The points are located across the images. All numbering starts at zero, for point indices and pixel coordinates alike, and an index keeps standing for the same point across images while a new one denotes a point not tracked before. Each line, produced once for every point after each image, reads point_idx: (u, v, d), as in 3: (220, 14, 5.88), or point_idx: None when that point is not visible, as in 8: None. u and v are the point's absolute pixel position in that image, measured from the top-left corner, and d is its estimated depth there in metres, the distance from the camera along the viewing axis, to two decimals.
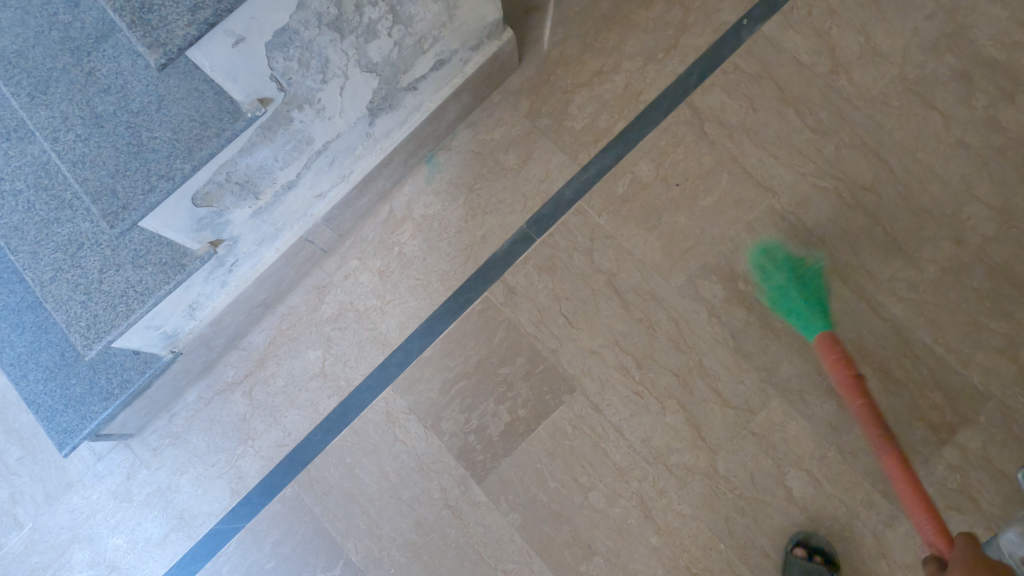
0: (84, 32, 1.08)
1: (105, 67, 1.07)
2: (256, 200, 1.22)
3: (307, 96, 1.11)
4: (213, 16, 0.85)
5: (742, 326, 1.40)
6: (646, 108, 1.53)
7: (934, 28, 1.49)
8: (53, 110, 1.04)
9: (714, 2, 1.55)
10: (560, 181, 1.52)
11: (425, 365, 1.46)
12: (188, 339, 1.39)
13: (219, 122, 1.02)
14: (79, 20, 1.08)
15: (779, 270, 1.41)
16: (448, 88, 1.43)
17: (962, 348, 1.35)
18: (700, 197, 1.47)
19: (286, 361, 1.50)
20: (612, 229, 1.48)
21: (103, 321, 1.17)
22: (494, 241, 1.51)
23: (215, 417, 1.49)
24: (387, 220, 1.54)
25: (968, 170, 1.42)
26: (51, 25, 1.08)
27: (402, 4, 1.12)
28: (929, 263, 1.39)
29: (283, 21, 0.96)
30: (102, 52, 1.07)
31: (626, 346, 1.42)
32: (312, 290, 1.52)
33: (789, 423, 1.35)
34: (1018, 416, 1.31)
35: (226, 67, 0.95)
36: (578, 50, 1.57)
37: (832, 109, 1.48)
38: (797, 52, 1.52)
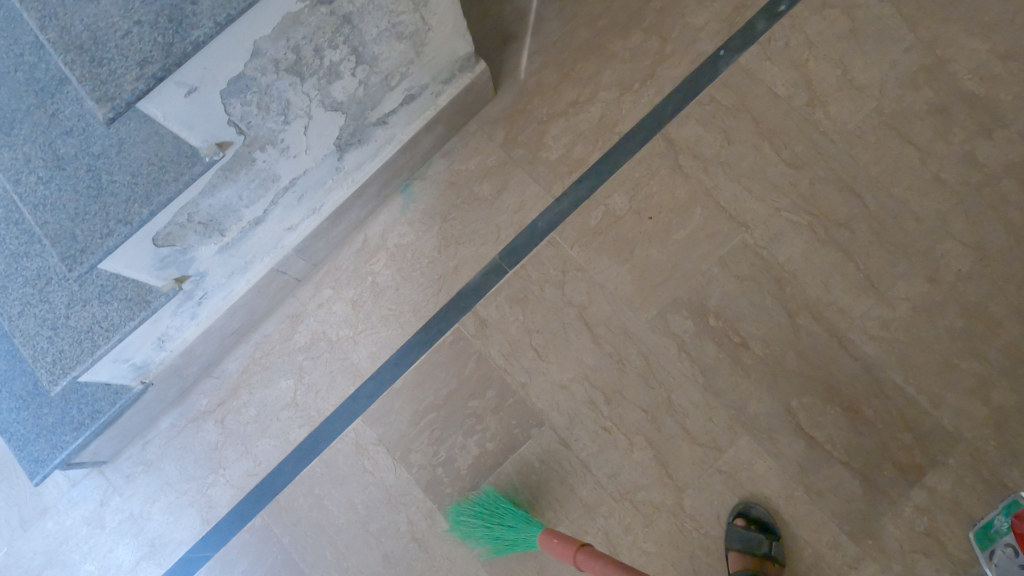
0: (50, 73, 1.07)
1: (69, 108, 1.06)
2: (221, 236, 1.22)
3: (269, 137, 1.11)
4: (162, 70, 0.85)
5: (712, 362, 1.40)
6: (621, 140, 1.52)
7: (913, 61, 1.47)
8: (16, 151, 1.05)
9: (692, 32, 1.54)
10: (533, 212, 1.51)
11: (395, 396, 1.47)
12: (159, 369, 1.39)
13: (177, 166, 1.03)
14: (44, 62, 1.08)
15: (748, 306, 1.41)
16: (421, 121, 1.43)
17: (933, 388, 1.34)
18: (674, 230, 1.46)
19: (259, 391, 1.51)
20: (584, 261, 1.47)
21: (69, 357, 1.19)
22: (467, 272, 1.51)
23: (187, 444, 1.50)
24: (361, 249, 1.54)
25: (943, 207, 1.40)
26: (16, 65, 1.08)
27: (364, 45, 1.12)
28: (901, 302, 1.38)
29: (238, 70, 0.96)
30: (66, 93, 1.06)
31: (596, 380, 1.42)
32: (285, 319, 1.53)
33: (756, 461, 1.35)
34: (987, 459, 1.30)
35: (181, 115, 0.95)
36: (554, 79, 1.56)
37: (808, 142, 1.47)
38: (773, 84, 1.50)
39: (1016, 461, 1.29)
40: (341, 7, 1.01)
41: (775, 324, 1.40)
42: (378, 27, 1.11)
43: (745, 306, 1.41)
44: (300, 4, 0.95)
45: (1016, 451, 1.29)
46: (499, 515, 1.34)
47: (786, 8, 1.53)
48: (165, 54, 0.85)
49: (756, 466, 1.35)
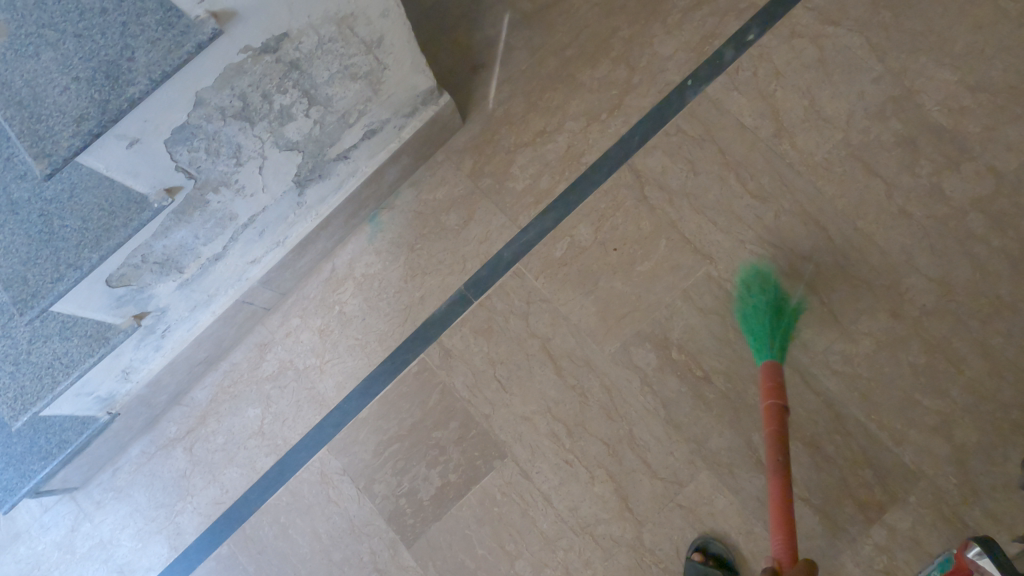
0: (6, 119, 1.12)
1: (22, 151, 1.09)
2: (180, 273, 1.24)
3: (222, 179, 1.12)
4: (98, 127, 0.86)
5: (675, 395, 1.40)
6: (588, 170, 1.52)
7: (881, 92, 1.45)
8: None
9: (659, 62, 1.54)
10: (499, 242, 1.52)
11: (360, 426, 1.48)
12: (126, 401, 1.41)
13: (126, 212, 1.04)
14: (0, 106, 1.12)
15: (763, 293, 1.40)
16: (384, 153, 1.44)
17: (895, 425, 1.33)
18: (638, 262, 1.46)
19: (227, 419, 1.52)
20: (548, 293, 1.48)
21: (30, 393, 1.20)
22: (433, 302, 1.51)
23: (156, 471, 1.52)
24: (328, 279, 1.55)
25: (909, 241, 1.39)
26: None
27: (316, 87, 1.13)
28: (864, 336, 1.37)
29: (182, 119, 0.97)
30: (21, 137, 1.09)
31: (558, 412, 1.42)
32: (254, 347, 1.54)
33: (716, 496, 1.35)
34: (948, 498, 1.29)
35: (124, 166, 0.97)
36: (522, 109, 1.56)
37: (774, 174, 1.46)
38: (740, 114, 1.49)
39: (977, 499, 1.28)
40: (287, 53, 1.03)
41: (738, 358, 1.39)
42: (329, 69, 1.12)
43: (708, 340, 1.41)
44: (242, 54, 0.96)
45: (977, 490, 1.28)
46: (765, 288, 1.41)
47: (754, 38, 1.52)
48: (101, 110, 0.87)
49: (716, 501, 1.35)
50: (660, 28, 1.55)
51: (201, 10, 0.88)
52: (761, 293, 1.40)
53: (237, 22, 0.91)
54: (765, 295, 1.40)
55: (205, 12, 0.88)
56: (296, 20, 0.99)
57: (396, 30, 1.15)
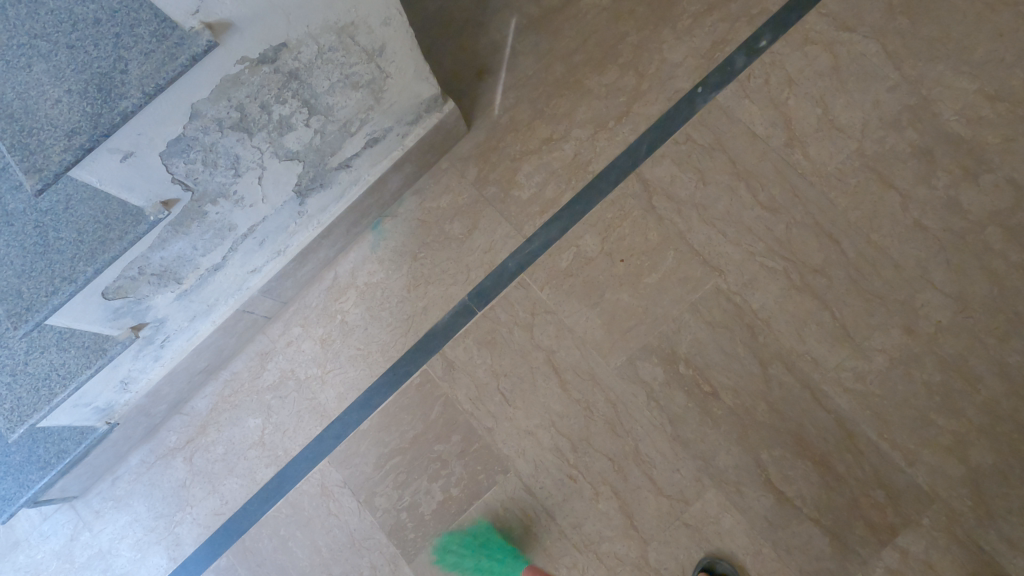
0: None
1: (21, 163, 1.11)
2: (178, 284, 1.22)
3: (220, 190, 1.10)
4: (90, 142, 0.84)
5: (681, 411, 1.37)
6: (595, 179, 1.49)
7: (897, 100, 1.41)
8: None
9: (669, 68, 1.50)
10: (504, 252, 1.49)
11: (361, 439, 1.46)
12: (125, 411, 1.39)
13: (122, 225, 1.02)
14: None
15: (467, 555, 1.39)
16: (387, 161, 1.41)
17: (908, 445, 1.29)
18: (645, 274, 1.43)
19: (227, 429, 1.50)
20: (553, 304, 1.45)
21: (26, 405, 1.17)
22: (436, 312, 1.49)
23: (156, 481, 1.50)
24: (330, 287, 1.53)
25: (924, 255, 1.35)
26: None
27: (316, 96, 1.11)
28: (878, 353, 1.33)
29: (177, 131, 0.95)
30: None
31: (562, 427, 1.40)
32: (255, 357, 1.52)
33: (723, 515, 1.32)
34: (963, 520, 1.25)
35: (119, 180, 0.94)
36: (529, 116, 1.53)
37: (785, 185, 1.42)
38: (751, 123, 1.46)
39: (993, 522, 1.24)
40: (285, 63, 1.01)
41: (747, 373, 1.36)
42: (329, 78, 1.10)
43: (715, 355, 1.38)
44: (239, 66, 0.94)
45: (993, 513, 1.25)
46: (484, 543, 1.38)
47: (766, 44, 1.48)
48: (93, 124, 0.84)
49: (723, 520, 1.32)
50: (669, 34, 1.52)
51: (196, 21, 0.86)
52: (466, 557, 1.39)
53: (233, 33, 0.89)
54: (469, 558, 1.38)
55: (200, 23, 0.86)
56: (294, 29, 0.97)
57: (398, 38, 1.13)
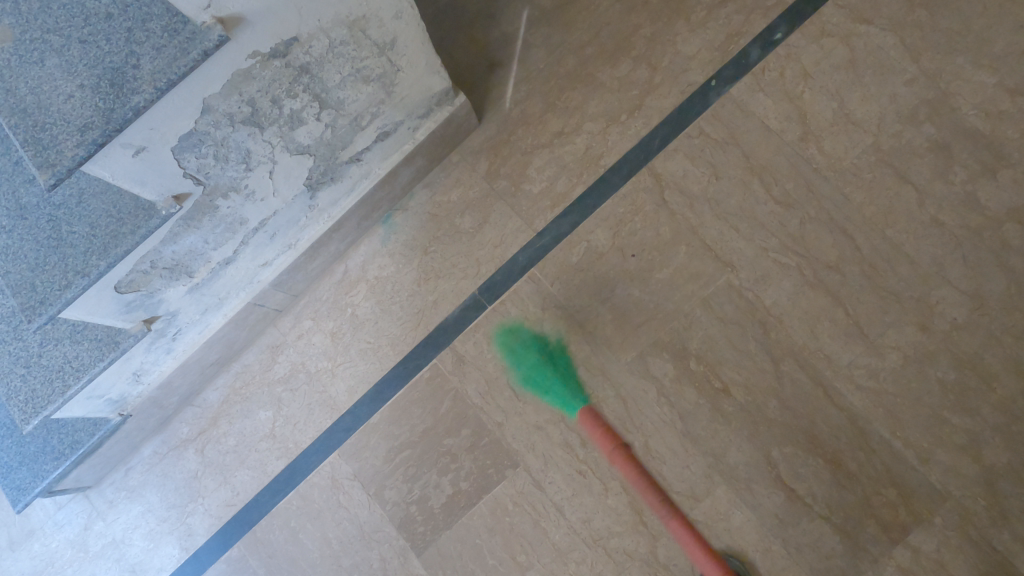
0: None
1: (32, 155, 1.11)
2: (190, 278, 1.23)
3: (231, 184, 1.10)
4: (102, 137, 0.84)
5: (692, 407, 1.36)
6: (606, 173, 1.48)
7: (915, 94, 1.39)
8: None
9: (682, 62, 1.49)
10: (514, 247, 1.48)
11: (371, 432, 1.46)
12: (137, 402, 1.40)
13: (134, 219, 1.03)
14: None
15: (528, 350, 1.44)
16: (397, 155, 1.41)
17: (922, 444, 1.28)
18: (656, 269, 1.42)
19: (238, 421, 1.51)
20: (564, 299, 1.44)
21: (40, 397, 1.19)
22: (446, 307, 1.49)
23: (168, 472, 1.52)
24: (341, 281, 1.53)
25: (941, 252, 1.33)
26: None
27: (327, 90, 1.10)
28: (891, 350, 1.32)
29: (189, 126, 0.95)
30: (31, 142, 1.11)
31: (572, 422, 1.39)
32: (266, 349, 1.53)
33: (733, 512, 1.31)
34: (976, 520, 1.24)
35: (131, 175, 0.94)
36: (540, 109, 1.53)
37: (800, 180, 1.41)
38: (766, 116, 1.44)
39: (1007, 522, 1.23)
40: (297, 58, 1.00)
41: (759, 370, 1.35)
42: (340, 72, 1.09)
43: (727, 351, 1.37)
44: (250, 60, 0.94)
45: (1007, 512, 1.23)
46: (551, 355, 1.42)
47: (781, 37, 1.47)
48: (106, 120, 0.84)
49: (733, 517, 1.31)
50: (683, 26, 1.50)
51: (207, 16, 0.85)
52: (527, 352, 1.44)
53: (245, 27, 0.89)
54: (530, 353, 1.43)
55: (212, 17, 0.85)
56: (306, 23, 0.96)
57: (410, 31, 1.12)
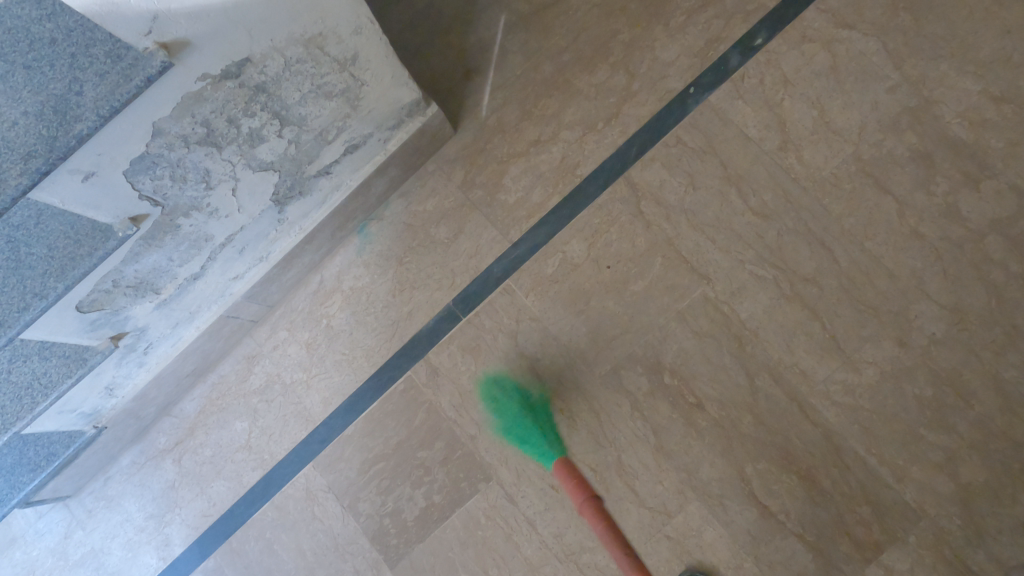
0: None
1: None
2: (157, 294, 1.22)
3: (192, 204, 1.10)
4: (46, 165, 0.83)
5: (665, 422, 1.34)
6: (582, 183, 1.46)
7: (897, 102, 1.36)
8: None
9: (660, 68, 1.46)
10: (489, 258, 1.47)
11: (346, 443, 1.46)
12: (112, 415, 1.41)
13: (92, 241, 1.02)
14: None
15: None
16: (369, 166, 1.39)
17: (897, 461, 1.26)
18: (631, 281, 1.40)
19: (215, 432, 1.52)
20: (538, 311, 1.43)
21: (9, 413, 1.20)
22: (420, 318, 1.48)
23: (146, 482, 1.52)
24: (317, 291, 1.52)
25: (920, 265, 1.31)
26: None
27: (288, 108, 1.09)
28: (868, 365, 1.30)
29: (141, 149, 0.94)
30: None
31: (545, 436, 1.38)
32: (242, 360, 1.53)
33: (706, 528, 1.30)
34: (952, 539, 1.22)
35: (83, 199, 0.94)
36: (516, 117, 1.50)
37: (779, 190, 1.38)
38: (745, 125, 1.42)
39: (982, 542, 1.21)
40: (251, 77, 0.99)
41: (734, 385, 1.33)
42: (300, 90, 1.08)
43: (702, 365, 1.35)
44: (200, 82, 0.92)
45: (982, 532, 1.21)
46: (533, 408, 1.40)
47: (762, 42, 1.44)
48: (49, 148, 0.83)
49: (705, 533, 1.30)
50: (662, 32, 1.48)
51: (150, 42, 0.84)
52: None
53: (191, 51, 0.88)
54: None
55: (155, 43, 0.84)
56: (257, 43, 0.95)
57: (371, 46, 1.11)
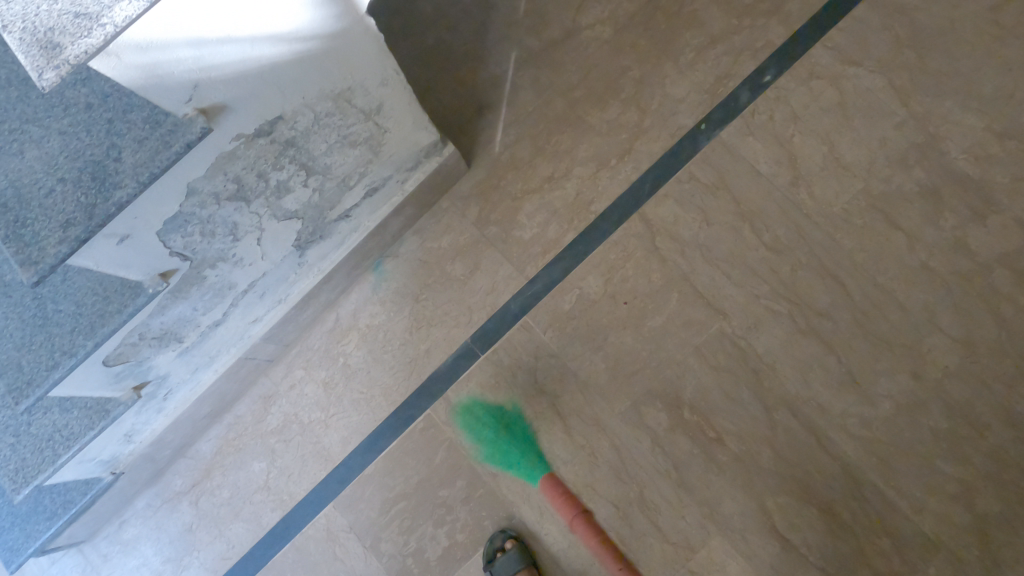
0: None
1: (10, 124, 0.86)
2: (179, 343, 1.21)
3: (219, 255, 1.09)
4: (85, 234, 0.83)
5: (686, 456, 1.36)
6: (597, 219, 1.48)
7: (904, 138, 1.40)
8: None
9: (671, 105, 1.49)
10: (505, 294, 1.48)
11: (365, 483, 1.46)
12: (129, 460, 1.39)
13: (121, 297, 1.02)
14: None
15: None
16: (386, 208, 1.40)
17: (915, 493, 1.29)
18: (648, 317, 1.42)
19: (232, 473, 1.51)
20: (556, 347, 1.44)
21: (30, 466, 1.17)
22: (438, 355, 1.48)
23: (162, 525, 1.51)
24: (332, 329, 1.52)
25: (931, 298, 1.34)
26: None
27: (314, 159, 1.09)
28: (884, 398, 1.32)
29: (174, 210, 0.94)
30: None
31: (566, 473, 1.39)
32: (258, 400, 1.52)
33: (729, 562, 1.32)
34: (969, 569, 1.25)
35: (116, 261, 0.93)
36: (529, 153, 1.52)
37: (791, 224, 1.41)
38: (756, 160, 1.44)
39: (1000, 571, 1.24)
40: (282, 134, 0.99)
41: (753, 419, 1.35)
42: (327, 141, 1.08)
43: (719, 399, 1.37)
44: (234, 142, 0.92)
45: (999, 562, 1.24)
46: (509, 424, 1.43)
47: (770, 79, 1.47)
48: (88, 216, 0.83)
49: (728, 567, 1.31)
50: (672, 68, 1.50)
51: (189, 108, 0.84)
52: None
53: (227, 114, 0.88)
54: None
55: (194, 109, 0.84)
56: (290, 101, 0.95)
57: (396, 95, 1.12)
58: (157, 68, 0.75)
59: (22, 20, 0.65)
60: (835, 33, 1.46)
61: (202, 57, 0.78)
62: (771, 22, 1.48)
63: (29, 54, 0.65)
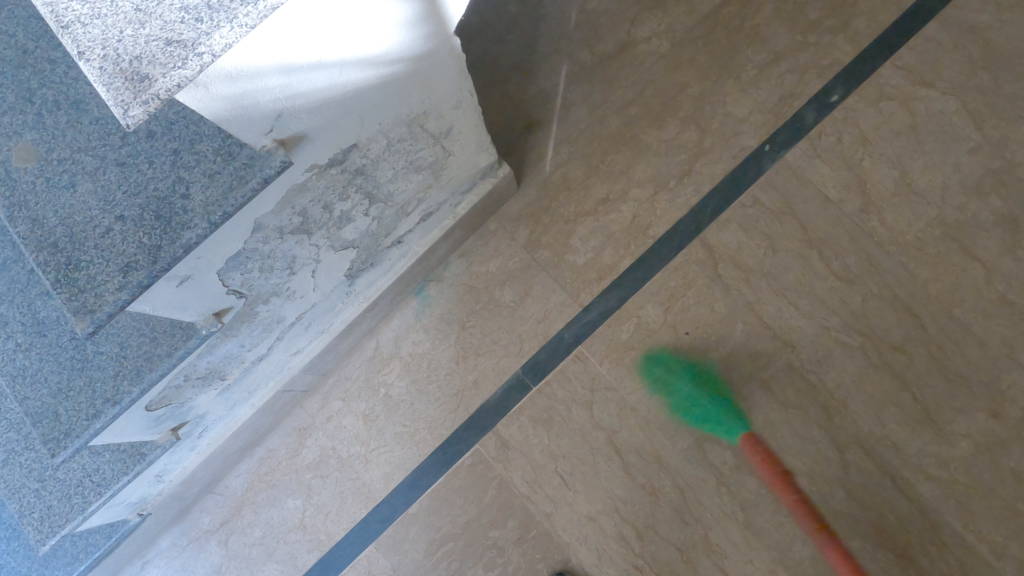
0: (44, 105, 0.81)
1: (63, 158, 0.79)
2: (221, 380, 1.12)
3: (274, 290, 1.00)
4: (149, 278, 0.71)
5: (753, 497, 1.29)
6: (656, 244, 1.40)
7: (979, 163, 1.34)
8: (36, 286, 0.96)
9: (733, 125, 1.42)
10: (558, 323, 1.40)
11: (410, 522, 1.37)
12: (158, 500, 1.29)
13: (171, 339, 0.94)
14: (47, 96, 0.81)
15: None
16: (437, 232, 1.31)
17: (995, 538, 1.23)
18: (711, 348, 1.35)
19: (265, 511, 1.41)
20: (614, 379, 1.37)
21: (58, 514, 1.07)
22: (487, 387, 1.40)
23: (189, 567, 1.41)
24: (372, 358, 1.43)
25: (1010, 333, 1.28)
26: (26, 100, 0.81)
27: (379, 186, 1.00)
28: (961, 438, 1.26)
29: (237, 247, 0.85)
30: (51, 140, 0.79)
31: (626, 513, 1.32)
32: (293, 433, 1.43)
33: None
34: None
35: (174, 303, 0.84)
36: (583, 173, 1.44)
37: (862, 253, 1.34)
38: (823, 184, 1.38)
39: None
40: (353, 162, 0.90)
41: (823, 458, 1.29)
42: (393, 168, 0.99)
43: (788, 437, 1.30)
44: (306, 173, 0.83)
45: None
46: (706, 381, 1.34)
47: (837, 99, 1.40)
48: (153, 258, 0.72)
49: None
50: (734, 86, 1.43)
51: (268, 139, 0.75)
52: None
53: (305, 144, 0.79)
54: None
55: (273, 141, 0.75)
56: (366, 128, 0.86)
57: (466, 117, 1.03)
58: (243, 99, 0.66)
59: (102, 46, 0.55)
60: (905, 52, 1.39)
61: (290, 85, 0.69)
62: (837, 40, 1.42)
63: (111, 86, 0.55)
